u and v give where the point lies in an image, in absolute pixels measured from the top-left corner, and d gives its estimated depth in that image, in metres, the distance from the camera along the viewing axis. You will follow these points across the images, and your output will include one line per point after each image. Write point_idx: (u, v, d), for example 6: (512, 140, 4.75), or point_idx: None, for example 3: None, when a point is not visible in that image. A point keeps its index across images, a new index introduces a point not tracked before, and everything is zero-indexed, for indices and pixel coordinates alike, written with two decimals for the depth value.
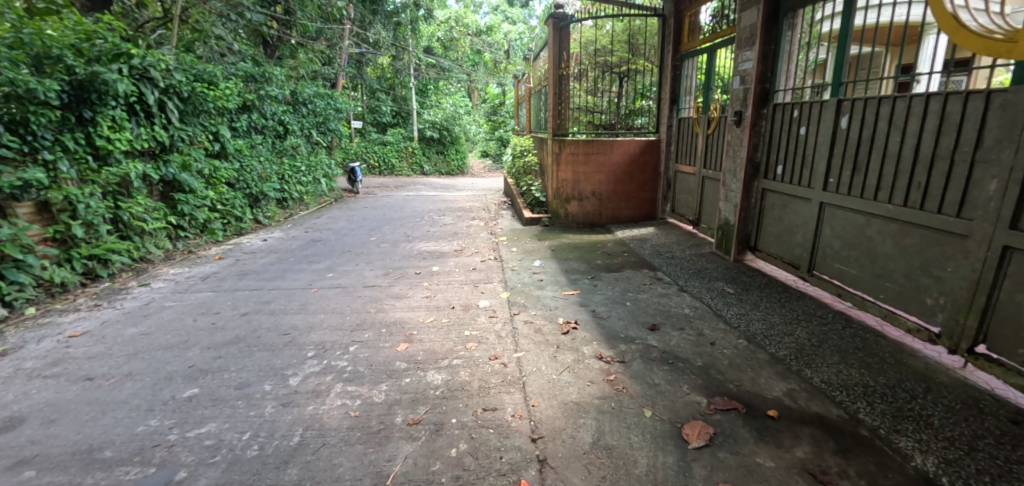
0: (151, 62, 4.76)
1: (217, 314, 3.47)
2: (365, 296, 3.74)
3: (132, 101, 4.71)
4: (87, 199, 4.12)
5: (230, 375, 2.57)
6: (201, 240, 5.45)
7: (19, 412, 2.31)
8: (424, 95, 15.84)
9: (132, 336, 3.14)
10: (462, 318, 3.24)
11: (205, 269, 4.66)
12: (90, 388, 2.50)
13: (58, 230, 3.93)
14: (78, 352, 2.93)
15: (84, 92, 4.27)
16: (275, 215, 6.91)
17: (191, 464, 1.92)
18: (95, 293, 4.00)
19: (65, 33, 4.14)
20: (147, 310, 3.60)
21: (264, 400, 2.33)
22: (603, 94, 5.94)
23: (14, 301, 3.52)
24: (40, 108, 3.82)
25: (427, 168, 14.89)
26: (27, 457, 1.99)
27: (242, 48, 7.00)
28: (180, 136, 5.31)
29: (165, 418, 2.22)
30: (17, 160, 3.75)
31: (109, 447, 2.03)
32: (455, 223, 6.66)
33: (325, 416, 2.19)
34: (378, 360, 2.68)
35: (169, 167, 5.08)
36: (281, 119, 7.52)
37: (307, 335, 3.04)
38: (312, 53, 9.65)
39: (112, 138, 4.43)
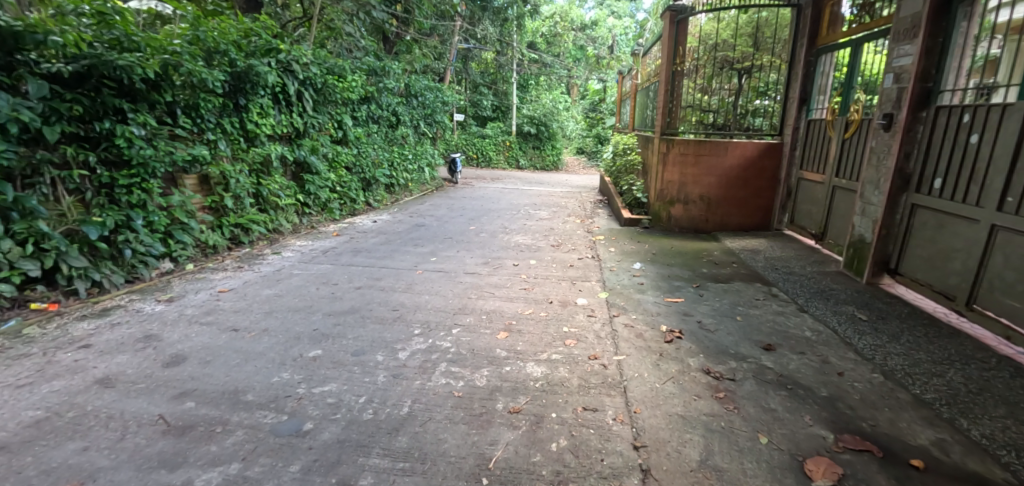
0: (293, 56, 5.31)
1: (336, 285, 3.79)
2: (466, 282, 3.88)
3: (277, 91, 5.27)
4: (238, 175, 4.74)
5: (347, 342, 2.79)
6: (322, 217, 5.99)
7: (183, 352, 2.71)
8: (524, 90, 15.98)
9: (268, 296, 3.55)
10: (560, 313, 3.24)
11: (325, 244, 5.11)
12: (236, 338, 2.85)
13: (214, 200, 4.59)
14: (225, 306, 3.36)
15: (240, 82, 4.81)
16: (383, 200, 7.37)
17: (316, 417, 2.11)
18: (238, 257, 4.58)
19: (229, 30, 4.66)
20: (279, 275, 4.04)
21: (377, 369, 2.50)
22: (716, 92, 5.57)
23: (179, 257, 4.18)
24: (208, 96, 4.41)
25: (523, 162, 15.00)
26: (187, 390, 2.32)
27: (366, 44, 7.56)
28: (311, 124, 5.83)
29: (294, 373, 2.46)
30: (188, 139, 4.38)
31: (250, 392, 2.30)
32: (550, 219, 6.68)
33: (431, 391, 2.30)
34: (479, 345, 2.77)
35: (301, 150, 5.63)
36: (394, 110, 7.92)
37: (413, 313, 3.22)
38: (424, 48, 10.19)
39: (260, 124, 5.04)
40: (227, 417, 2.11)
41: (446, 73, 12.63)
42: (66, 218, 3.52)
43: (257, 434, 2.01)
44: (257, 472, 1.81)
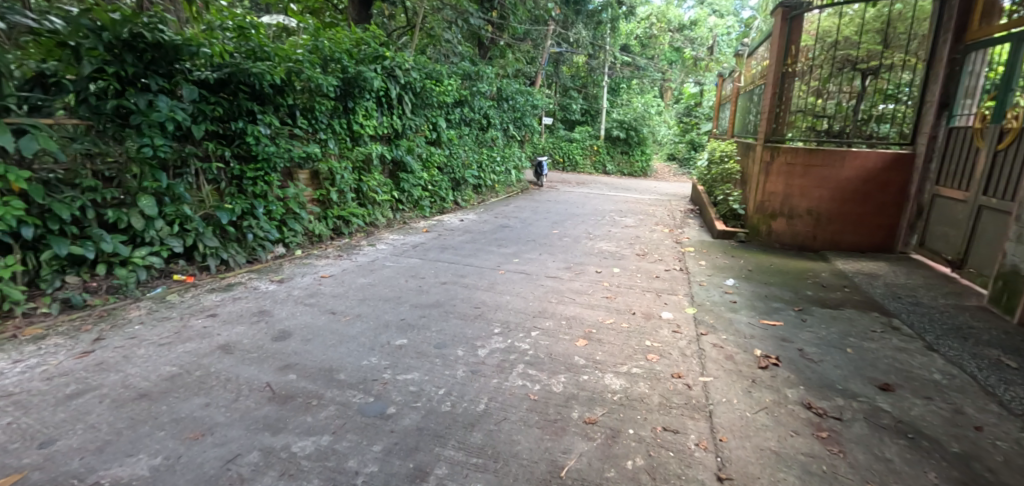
0: (396, 63, 5.62)
1: (423, 279, 3.96)
2: (547, 286, 3.87)
3: (382, 94, 5.60)
4: (343, 172, 5.11)
5: (430, 334, 2.90)
6: (413, 214, 6.29)
7: (287, 330, 2.96)
8: (615, 93, 15.65)
9: (362, 284, 3.80)
10: (642, 325, 3.12)
11: (415, 239, 5.36)
12: (333, 321, 3.08)
13: (322, 193, 5.01)
14: (326, 290, 3.67)
15: (350, 87, 5.16)
16: (470, 200, 7.58)
17: (399, 403, 2.21)
18: (339, 246, 4.96)
19: (342, 41, 5.03)
20: (373, 266, 4.31)
21: (457, 363, 2.57)
22: (832, 96, 5.09)
23: (291, 243, 4.65)
24: (321, 100, 4.78)
25: (610, 167, 14.67)
26: (289, 364, 2.53)
27: (462, 50, 7.80)
28: (409, 125, 6.13)
29: (381, 358, 2.60)
30: (303, 137, 4.79)
31: (342, 372, 2.46)
32: (636, 227, 6.47)
33: (508, 391, 2.32)
34: (558, 350, 2.74)
35: (398, 149, 5.95)
36: (486, 113, 8.10)
37: (494, 312, 3.27)
38: (517, 53, 10.36)
39: (364, 125, 5.40)
40: (321, 392, 2.28)
41: (537, 77, 12.63)
42: (205, 203, 4.07)
43: (346, 411, 2.14)
44: (344, 446, 1.93)
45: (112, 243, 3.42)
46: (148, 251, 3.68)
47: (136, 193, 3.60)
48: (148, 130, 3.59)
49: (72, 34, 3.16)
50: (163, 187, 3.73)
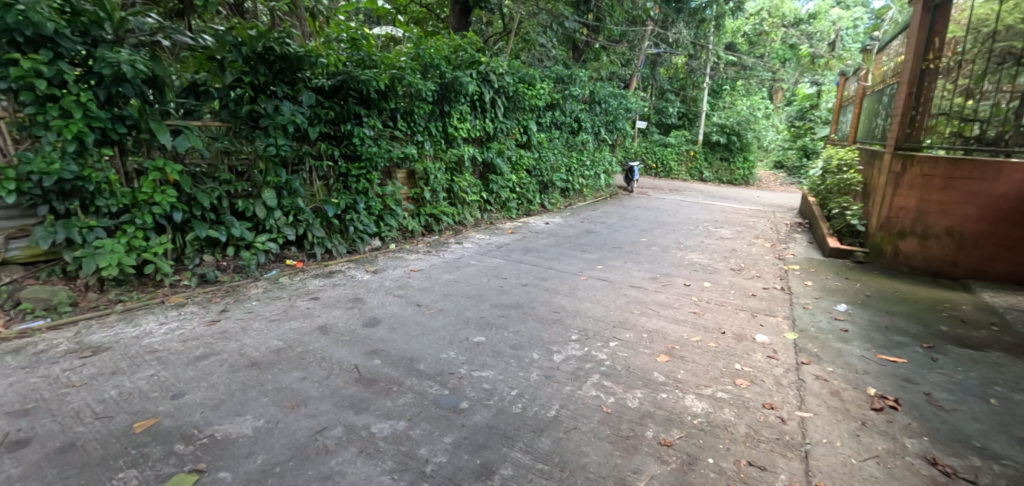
0: (492, 68, 5.77)
1: (505, 279, 4.03)
2: (630, 295, 3.76)
3: (476, 99, 5.78)
4: (437, 172, 5.36)
5: (507, 335, 2.95)
6: (500, 215, 6.42)
7: (376, 318, 3.18)
8: (717, 95, 14.79)
9: (447, 280, 3.96)
10: (733, 347, 2.92)
11: (501, 239, 5.47)
12: (417, 312, 3.25)
13: (417, 192, 5.30)
14: (415, 284, 3.87)
15: (447, 91, 5.39)
16: (557, 203, 7.56)
17: (472, 399, 2.27)
18: (429, 242, 5.20)
19: (442, 48, 5.27)
20: (458, 263, 4.47)
21: (531, 365, 2.59)
22: (986, 96, 4.27)
23: (387, 237, 4.97)
24: (420, 104, 5.06)
25: (707, 174, 13.87)
26: (375, 349, 2.71)
27: (556, 53, 7.89)
28: (500, 129, 6.26)
29: (459, 353, 2.69)
30: (402, 139, 5.09)
31: (421, 362, 2.58)
32: (733, 239, 6.07)
33: (581, 400, 2.29)
34: (636, 364, 2.66)
35: (489, 151, 6.12)
36: (577, 116, 8.02)
37: (573, 318, 3.24)
38: (612, 55, 10.20)
39: (458, 128, 5.60)
40: (402, 380, 2.41)
41: (632, 80, 12.22)
42: (315, 197, 4.50)
43: (422, 401, 2.25)
44: (417, 434, 2.03)
45: (240, 228, 3.92)
46: (268, 238, 4.13)
47: (261, 186, 4.10)
48: (274, 131, 4.04)
49: (220, 48, 3.75)
50: (282, 182, 4.16)
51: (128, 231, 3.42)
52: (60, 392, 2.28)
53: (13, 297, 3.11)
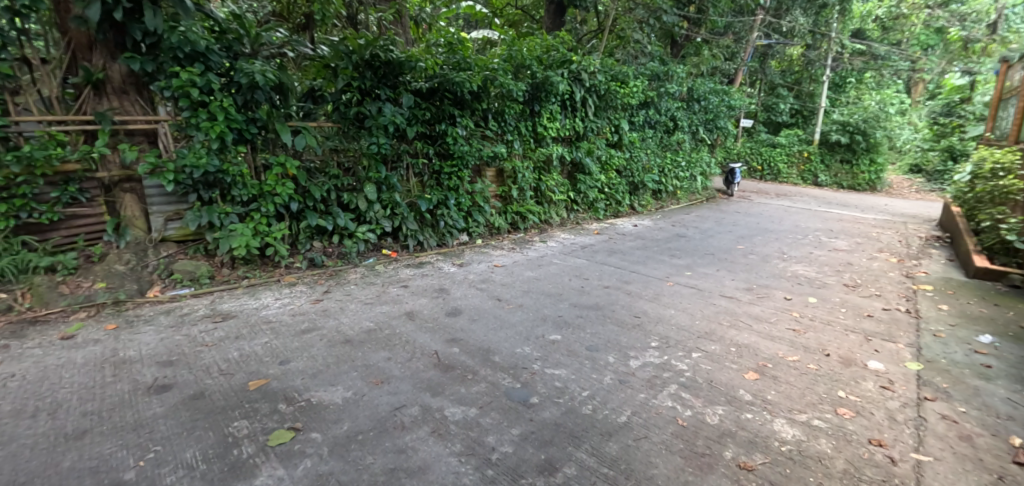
0: (583, 66, 5.77)
1: (587, 280, 4.06)
2: (719, 306, 3.58)
3: (566, 98, 5.84)
4: (525, 170, 5.51)
5: (584, 335, 2.98)
6: (587, 215, 6.41)
7: (458, 308, 3.39)
8: (839, 90, 13.58)
9: (528, 277, 4.08)
10: (837, 372, 2.69)
11: (586, 240, 5.48)
12: (497, 306, 3.42)
13: (505, 190, 5.49)
14: (498, 278, 4.05)
15: (538, 91, 5.52)
16: (648, 205, 7.37)
17: (543, 395, 2.33)
18: (514, 240, 5.37)
19: (535, 48, 5.42)
20: (541, 261, 4.58)
21: (606, 368, 2.61)
22: None
23: (474, 232, 5.22)
24: (511, 104, 5.26)
25: (823, 178, 12.24)
26: (455, 338, 2.90)
27: (653, 49, 7.65)
28: (591, 128, 6.25)
29: (533, 349, 2.77)
30: (493, 138, 5.31)
31: (497, 355, 2.70)
32: (848, 252, 5.49)
33: (654, 410, 2.27)
34: (721, 379, 2.56)
35: (578, 151, 6.15)
36: (673, 114, 7.71)
37: (654, 325, 3.18)
38: (717, 49, 9.71)
39: (547, 127, 5.70)
40: (477, 369, 2.53)
41: (737, 76, 11.46)
42: (411, 192, 4.85)
43: (495, 391, 2.34)
44: (487, 422, 2.10)
45: (344, 219, 4.37)
46: (367, 229, 4.54)
47: (364, 181, 4.51)
48: (376, 131, 4.45)
49: (335, 57, 4.23)
50: (382, 178, 4.55)
51: (255, 218, 3.99)
52: (196, 349, 2.73)
53: (169, 268, 3.80)
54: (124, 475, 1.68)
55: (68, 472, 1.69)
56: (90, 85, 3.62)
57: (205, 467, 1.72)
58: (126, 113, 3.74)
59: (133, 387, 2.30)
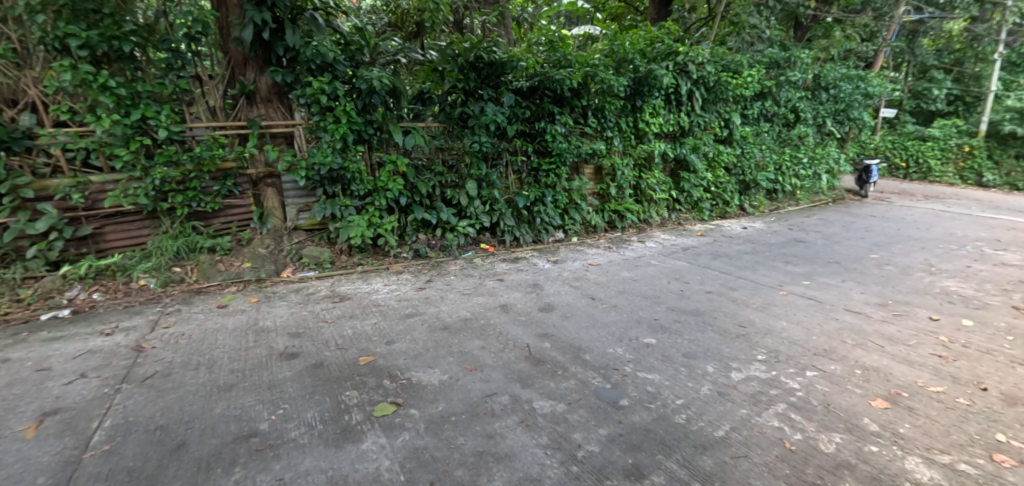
0: (690, 57, 5.55)
1: (687, 283, 3.90)
2: (843, 321, 3.17)
3: (670, 92, 5.64)
4: (624, 168, 5.47)
5: (682, 343, 2.80)
6: (690, 216, 6.13)
7: (551, 304, 3.45)
8: (1018, 70, 11.10)
9: (624, 278, 4.03)
10: (995, 411, 2.16)
11: (687, 241, 5.25)
12: (590, 305, 3.42)
13: (602, 188, 5.47)
14: (591, 276, 4.06)
15: (640, 86, 5.39)
16: (761, 206, 6.82)
17: (634, 398, 2.20)
18: (610, 239, 5.30)
19: (638, 41, 5.33)
20: (638, 262, 4.48)
21: (703, 378, 2.39)
22: None
23: (569, 230, 5.24)
24: (611, 100, 5.20)
25: (988, 176, 10.05)
26: (547, 333, 2.96)
27: (771, 34, 7.05)
28: (697, 122, 5.97)
29: (627, 351, 2.70)
30: (592, 135, 5.31)
31: (588, 353, 2.68)
32: (1020, 267, 4.58)
33: (757, 428, 2.00)
34: (840, 403, 2.19)
35: (682, 148, 5.91)
36: (795, 105, 7.06)
37: (762, 337, 2.88)
38: (852, 29, 8.77)
39: (650, 123, 5.56)
40: (567, 365, 2.53)
41: (878, 58, 10.08)
42: (509, 189, 5.03)
43: (584, 390, 2.29)
44: (574, 419, 2.05)
45: (446, 213, 4.64)
46: (467, 223, 4.77)
47: (466, 178, 4.76)
48: (478, 130, 4.66)
49: (441, 61, 4.51)
50: (483, 175, 4.78)
51: (369, 210, 4.41)
52: (319, 325, 3.10)
53: (299, 253, 4.33)
54: (259, 425, 1.97)
55: (218, 417, 2.02)
56: (244, 95, 4.24)
57: (321, 427, 1.97)
58: (270, 118, 4.33)
59: (269, 353, 2.68)
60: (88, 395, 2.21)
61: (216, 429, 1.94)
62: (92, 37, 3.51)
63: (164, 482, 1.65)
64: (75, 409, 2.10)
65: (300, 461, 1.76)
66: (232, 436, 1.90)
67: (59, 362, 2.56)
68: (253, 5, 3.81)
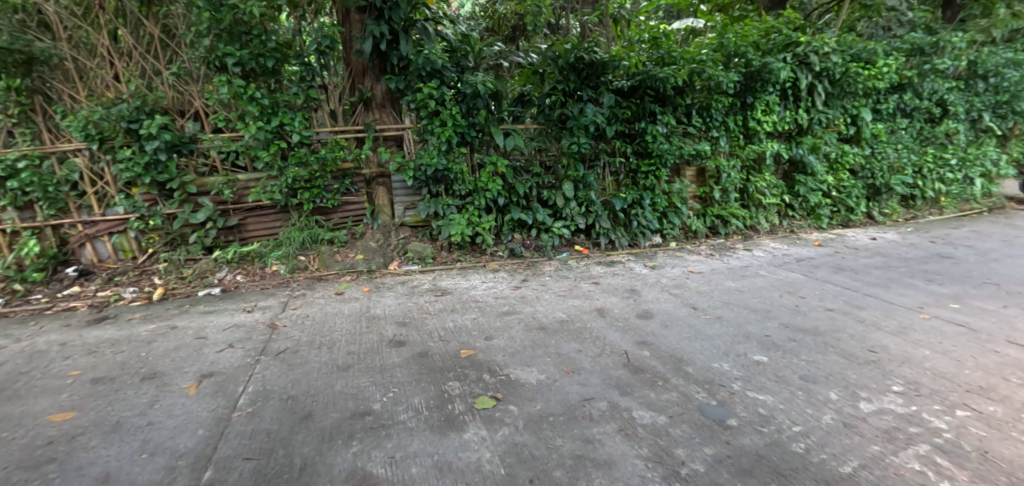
0: (813, 47, 4.95)
1: (803, 298, 3.57)
2: (1004, 354, 2.71)
3: (787, 86, 5.19)
4: (730, 170, 5.15)
5: (800, 364, 2.57)
6: (805, 223, 5.62)
7: (649, 311, 3.34)
8: None
9: (729, 288, 3.79)
10: None
11: (802, 252, 4.81)
12: (693, 315, 3.26)
13: (705, 191, 5.21)
14: (692, 284, 3.87)
15: (752, 81, 5.00)
16: (894, 213, 6.05)
17: (743, 419, 2.06)
18: (712, 245, 5.02)
19: (752, 32, 4.91)
20: (745, 271, 4.19)
21: (824, 405, 2.17)
22: None
23: (668, 234, 5.05)
24: (719, 97, 4.90)
25: None
26: (646, 341, 2.87)
27: (914, 16, 6.17)
28: (818, 119, 5.45)
29: (735, 367, 2.54)
30: (695, 136, 5.07)
31: (691, 366, 2.56)
32: None
33: (893, 468, 1.78)
34: (1002, 451, 1.88)
35: (799, 148, 5.42)
36: (943, 98, 6.15)
37: (897, 365, 2.56)
38: None
39: (762, 121, 5.16)
40: (668, 377, 2.44)
41: None
42: (605, 191, 4.96)
43: (687, 404, 2.19)
44: (677, 434, 1.97)
45: (542, 214, 4.69)
46: (563, 225, 4.78)
47: (563, 179, 4.78)
48: (577, 131, 4.64)
49: (542, 63, 4.57)
50: (579, 176, 4.76)
51: (469, 210, 4.58)
52: (424, 316, 3.29)
53: (404, 247, 4.62)
54: (373, 405, 2.14)
55: (338, 394, 2.23)
56: (362, 102, 4.61)
57: (427, 413, 2.09)
58: (383, 122, 4.66)
59: (380, 339, 2.90)
60: (235, 363, 2.55)
61: (337, 404, 2.14)
62: (244, 55, 3.99)
63: (295, 446, 1.86)
64: (226, 373, 2.44)
65: (409, 443, 1.88)
66: (350, 413, 2.08)
67: (213, 332, 2.98)
68: (372, 20, 4.15)
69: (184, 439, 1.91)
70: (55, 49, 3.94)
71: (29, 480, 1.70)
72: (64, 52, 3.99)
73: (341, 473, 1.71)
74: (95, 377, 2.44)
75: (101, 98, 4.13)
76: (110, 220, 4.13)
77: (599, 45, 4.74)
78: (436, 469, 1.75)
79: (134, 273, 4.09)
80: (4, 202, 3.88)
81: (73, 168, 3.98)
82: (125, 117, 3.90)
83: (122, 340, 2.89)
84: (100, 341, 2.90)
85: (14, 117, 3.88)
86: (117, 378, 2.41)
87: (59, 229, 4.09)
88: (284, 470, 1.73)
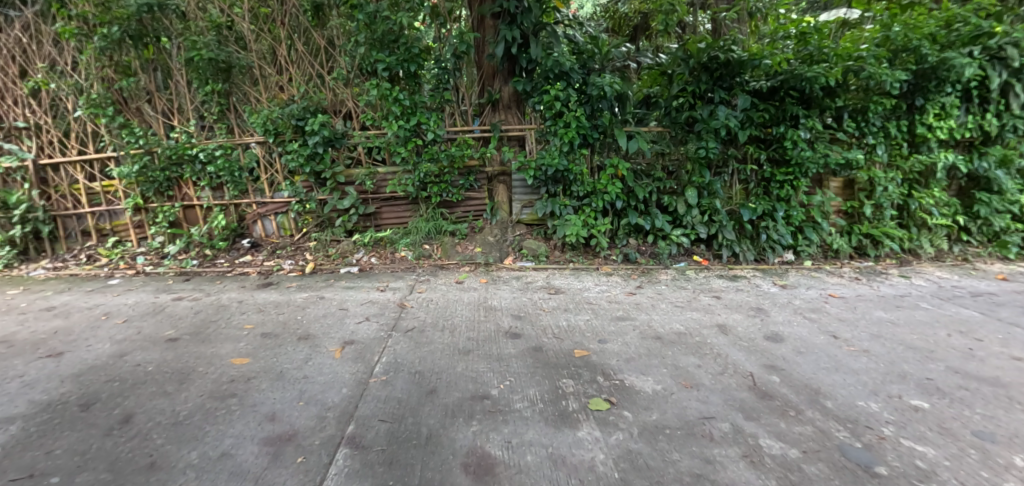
0: (1015, 38, 4.14)
1: (978, 340, 3.02)
2: None
3: (971, 86, 4.38)
4: (888, 183, 4.52)
5: (974, 418, 2.18)
6: (985, 250, 4.74)
7: (779, 334, 3.07)
8: None
9: (880, 318, 3.34)
10: None
11: (977, 284, 4.07)
12: (833, 344, 2.93)
13: (852, 205, 4.64)
14: (832, 310, 3.47)
15: (925, 80, 4.32)
16: None
17: (895, 469, 1.81)
18: (858, 268, 4.45)
19: (928, 22, 4.17)
20: (900, 301, 3.65)
21: (1007, 471, 1.82)
22: None
23: (804, 251, 4.58)
24: (880, 98, 4.30)
25: None
26: (776, 366, 2.64)
27: None
28: (1012, 126, 4.55)
29: (886, 409, 2.24)
30: (846, 143, 4.54)
31: (830, 400, 2.31)
32: None
33: None
34: None
35: (983, 160, 4.58)
36: None
37: None
38: None
39: (934, 127, 4.43)
40: (801, 408, 2.23)
41: None
42: (732, 200, 4.65)
43: (825, 441, 1.99)
44: (812, 472, 1.79)
45: (662, 220, 4.53)
46: (682, 232, 4.57)
47: (686, 185, 4.57)
48: (706, 135, 4.39)
49: (672, 63, 4.39)
50: (705, 183, 4.51)
51: (586, 211, 4.58)
52: (537, 312, 3.36)
53: (520, 244, 4.76)
54: (490, 390, 2.24)
55: (459, 375, 2.37)
56: (490, 103, 4.81)
57: (542, 406, 2.14)
58: (509, 123, 4.82)
59: (496, 329, 3.02)
60: (371, 334, 2.84)
61: (458, 385, 2.28)
62: (392, 61, 4.31)
63: (422, 416, 2.02)
64: (364, 342, 2.72)
65: (524, 431, 1.95)
66: (470, 394, 2.21)
67: (354, 305, 3.35)
68: (506, 25, 4.32)
69: (331, 395, 2.17)
70: (246, 59, 4.68)
71: (218, 408, 2.06)
72: (253, 61, 4.72)
73: (461, 449, 1.83)
74: (264, 332, 2.86)
75: (276, 98, 4.81)
76: (276, 202, 4.80)
77: (737, 43, 4.41)
78: (551, 461, 1.79)
79: (292, 249, 4.73)
80: (204, 183, 4.71)
81: (253, 157, 4.70)
82: (295, 116, 4.48)
83: (282, 304, 3.36)
84: (266, 302, 3.40)
85: (215, 115, 4.72)
86: (280, 335, 2.81)
87: (239, 207, 4.86)
88: (413, 436, 1.89)
